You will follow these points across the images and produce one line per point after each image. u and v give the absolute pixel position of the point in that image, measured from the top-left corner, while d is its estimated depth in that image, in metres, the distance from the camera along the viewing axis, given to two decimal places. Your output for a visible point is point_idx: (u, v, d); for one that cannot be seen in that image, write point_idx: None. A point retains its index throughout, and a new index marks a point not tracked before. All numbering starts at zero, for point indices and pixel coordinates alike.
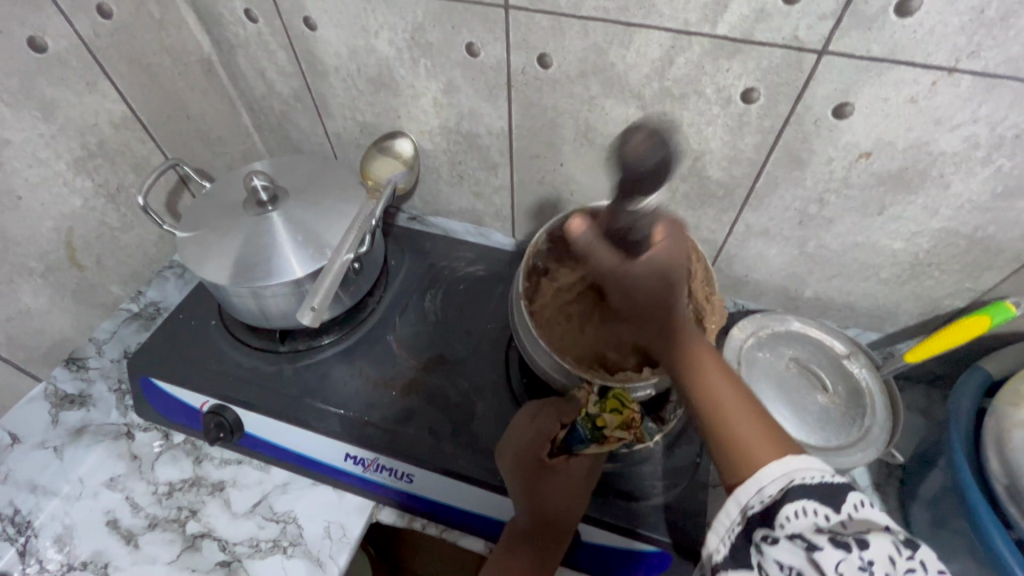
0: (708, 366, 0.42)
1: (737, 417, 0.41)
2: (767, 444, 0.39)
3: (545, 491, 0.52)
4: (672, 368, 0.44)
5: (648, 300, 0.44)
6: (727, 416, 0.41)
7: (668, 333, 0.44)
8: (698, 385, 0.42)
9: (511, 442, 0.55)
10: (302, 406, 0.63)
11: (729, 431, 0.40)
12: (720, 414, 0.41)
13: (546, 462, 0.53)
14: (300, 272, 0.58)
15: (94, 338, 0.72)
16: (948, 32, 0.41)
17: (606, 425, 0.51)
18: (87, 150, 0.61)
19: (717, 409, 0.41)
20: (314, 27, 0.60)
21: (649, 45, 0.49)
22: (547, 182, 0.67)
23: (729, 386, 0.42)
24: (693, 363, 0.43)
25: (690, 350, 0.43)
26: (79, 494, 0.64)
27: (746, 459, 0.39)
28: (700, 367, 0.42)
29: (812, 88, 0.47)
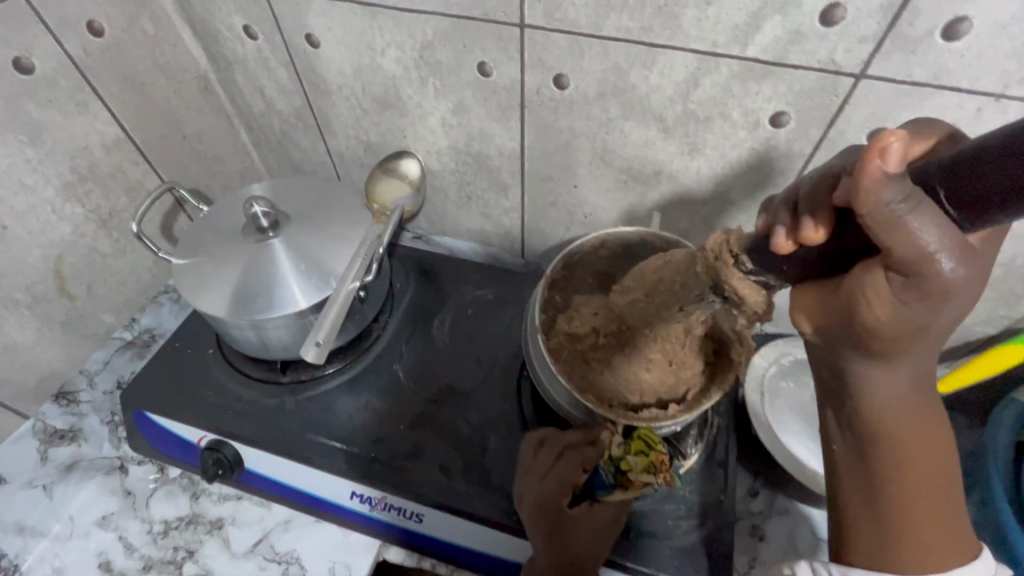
0: (912, 416, 0.36)
1: (919, 491, 0.37)
2: (940, 534, 0.37)
3: (569, 538, 0.49)
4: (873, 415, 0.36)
5: (907, 335, 0.32)
6: (907, 478, 0.37)
7: (897, 373, 0.35)
8: (892, 436, 0.36)
9: (531, 487, 0.52)
10: (305, 442, 0.60)
11: (907, 511, 0.37)
12: (906, 472, 0.37)
13: (564, 511, 0.50)
14: (304, 303, 0.55)
15: (86, 370, 0.69)
16: (998, 57, 0.38)
17: (631, 468, 0.50)
18: (77, 174, 0.58)
19: (898, 467, 0.37)
20: (317, 44, 0.57)
21: (673, 66, 0.46)
22: (559, 205, 0.64)
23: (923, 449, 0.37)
24: (900, 415, 0.36)
25: (901, 398, 0.35)
26: (69, 534, 0.61)
27: (905, 533, 0.37)
28: (898, 419, 0.36)
29: (847, 113, 0.44)
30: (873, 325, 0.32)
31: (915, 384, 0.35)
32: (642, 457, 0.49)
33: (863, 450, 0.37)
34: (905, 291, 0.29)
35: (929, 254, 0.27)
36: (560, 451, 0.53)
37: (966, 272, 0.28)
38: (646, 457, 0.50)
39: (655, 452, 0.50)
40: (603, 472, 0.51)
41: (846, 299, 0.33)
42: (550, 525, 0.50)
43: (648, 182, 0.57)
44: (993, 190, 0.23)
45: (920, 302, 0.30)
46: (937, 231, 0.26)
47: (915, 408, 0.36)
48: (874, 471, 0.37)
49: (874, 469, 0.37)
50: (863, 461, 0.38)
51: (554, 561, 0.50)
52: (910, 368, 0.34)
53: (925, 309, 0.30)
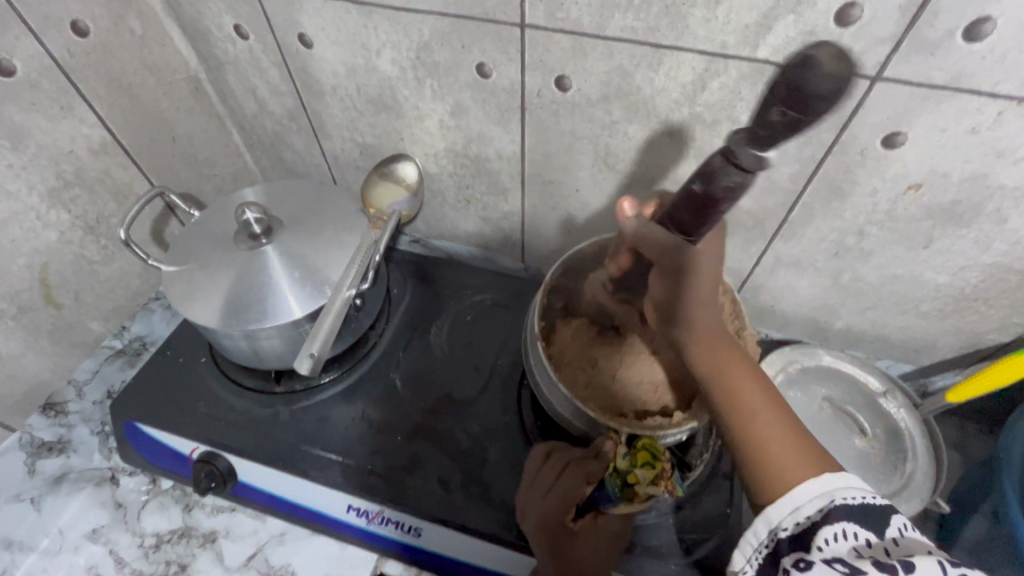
0: (731, 361, 0.43)
1: (768, 427, 0.40)
2: (795, 456, 0.39)
3: (574, 554, 0.49)
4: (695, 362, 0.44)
5: (679, 289, 0.44)
6: (755, 418, 0.40)
7: (697, 327, 0.44)
8: (724, 384, 0.42)
9: (536, 504, 0.51)
10: (299, 454, 0.58)
11: (757, 443, 0.39)
12: (749, 414, 0.40)
13: (570, 527, 0.50)
14: (298, 313, 0.53)
15: (74, 380, 0.67)
16: (1022, 59, 0.37)
17: (637, 481, 0.47)
18: (62, 180, 0.56)
19: (742, 417, 0.41)
20: (310, 44, 0.56)
21: (680, 68, 0.45)
22: (560, 208, 0.63)
23: (758, 390, 0.41)
24: (718, 358, 0.43)
25: (716, 347, 0.43)
26: (59, 548, 0.59)
27: (772, 471, 0.38)
28: (719, 364, 0.43)
29: (861, 116, 0.43)
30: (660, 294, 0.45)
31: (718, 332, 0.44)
32: (648, 465, 0.47)
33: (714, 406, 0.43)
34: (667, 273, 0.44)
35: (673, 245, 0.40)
36: (565, 465, 0.52)
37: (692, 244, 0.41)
38: (652, 465, 0.47)
39: (660, 459, 0.48)
40: (608, 485, 0.49)
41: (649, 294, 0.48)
42: (555, 542, 0.49)
43: (651, 186, 0.55)
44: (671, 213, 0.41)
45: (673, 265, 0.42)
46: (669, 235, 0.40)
47: (729, 354, 0.43)
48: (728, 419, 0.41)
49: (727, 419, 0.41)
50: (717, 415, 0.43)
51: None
52: (703, 322, 0.44)
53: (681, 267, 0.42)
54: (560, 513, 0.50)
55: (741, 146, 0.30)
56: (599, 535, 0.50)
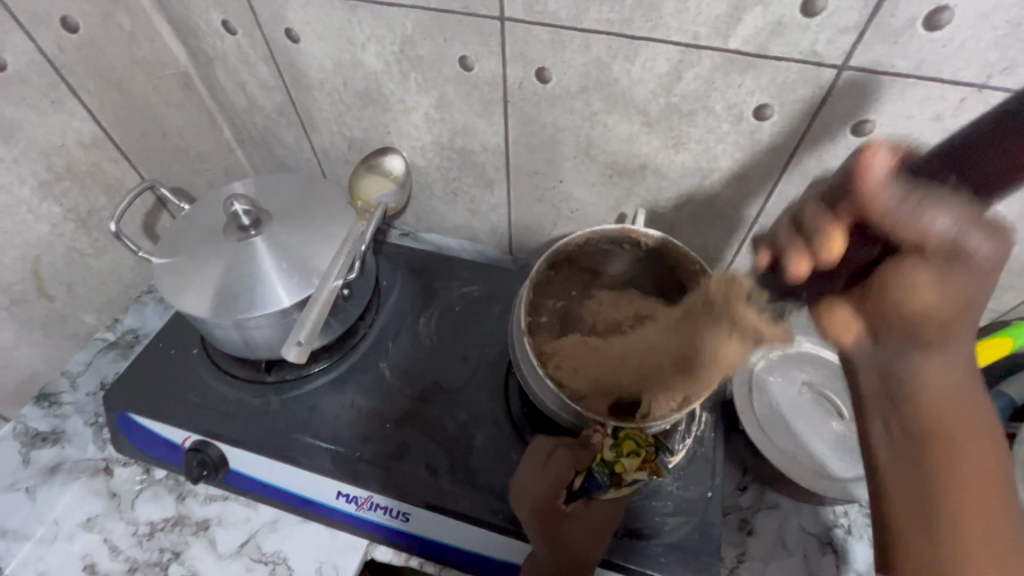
0: (958, 428, 0.34)
1: (966, 456, 0.34)
2: (984, 511, 0.34)
3: (565, 536, 0.50)
4: (923, 414, 0.35)
5: (952, 309, 0.32)
6: (961, 462, 0.34)
7: (952, 355, 0.34)
8: (926, 412, 0.35)
9: (525, 487, 0.53)
10: (290, 441, 0.59)
11: (954, 474, 0.34)
12: (954, 454, 0.34)
13: (560, 510, 0.51)
14: (286, 301, 0.54)
15: (67, 371, 0.69)
16: (980, 47, 0.38)
17: (624, 470, 0.49)
18: (53, 173, 0.57)
19: (950, 458, 0.34)
20: (296, 39, 0.57)
21: (655, 59, 0.46)
22: (545, 200, 0.64)
23: (967, 414, 0.35)
24: (960, 404, 0.35)
25: (963, 384, 0.35)
26: (54, 537, 0.60)
27: (956, 556, 0.33)
28: (944, 424, 0.34)
29: (830, 104, 0.44)
30: (912, 303, 0.33)
31: (972, 387, 0.35)
32: (632, 455, 0.49)
33: (906, 430, 0.36)
34: (939, 270, 0.31)
35: (961, 231, 0.29)
36: (552, 450, 0.54)
37: (990, 231, 0.29)
38: (637, 453, 0.49)
39: (645, 448, 0.50)
40: (597, 474, 0.50)
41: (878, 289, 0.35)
42: (545, 524, 0.51)
43: (632, 177, 0.57)
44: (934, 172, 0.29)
45: (954, 267, 0.30)
46: (949, 220, 0.28)
47: (976, 408, 0.35)
48: (913, 479, 0.35)
49: (921, 483, 0.35)
50: (904, 440, 0.36)
51: (553, 560, 0.50)
52: (949, 310, 0.32)
53: (963, 269, 0.30)
54: (550, 497, 0.51)
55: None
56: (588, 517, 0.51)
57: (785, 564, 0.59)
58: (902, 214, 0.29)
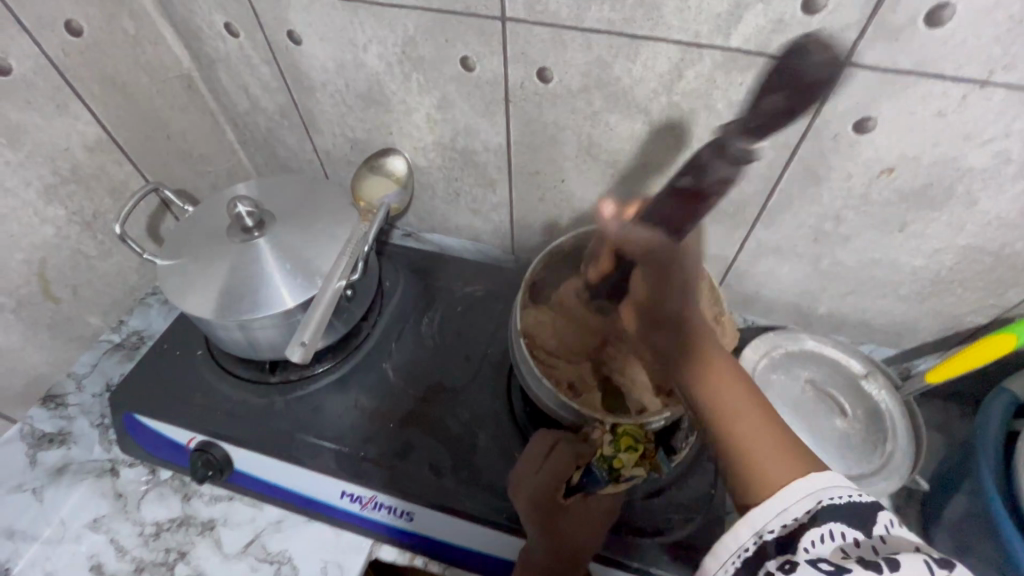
0: (713, 360, 0.42)
1: (736, 415, 0.41)
2: (773, 447, 0.39)
3: (564, 529, 0.50)
4: (687, 368, 0.43)
5: (669, 286, 0.44)
6: (738, 419, 0.40)
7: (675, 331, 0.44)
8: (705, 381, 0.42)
9: (525, 480, 0.53)
10: (294, 442, 0.60)
11: (733, 434, 0.40)
12: (725, 409, 0.41)
13: (560, 503, 0.51)
14: (290, 302, 0.55)
15: (73, 373, 0.69)
16: (982, 43, 0.38)
17: (623, 465, 0.49)
18: (59, 176, 0.58)
19: (721, 411, 0.41)
20: (298, 41, 0.57)
21: (656, 58, 0.46)
22: (548, 200, 0.64)
23: (731, 383, 0.42)
24: (701, 362, 0.42)
25: (693, 346, 0.43)
26: (61, 538, 0.61)
27: (761, 473, 0.38)
28: (710, 363, 0.42)
29: (831, 101, 0.44)
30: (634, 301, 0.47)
31: (703, 329, 0.44)
32: (630, 450, 0.49)
33: (691, 402, 0.43)
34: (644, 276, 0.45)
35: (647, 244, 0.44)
36: (552, 444, 0.54)
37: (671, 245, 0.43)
38: (636, 448, 0.50)
39: (644, 444, 0.50)
40: (596, 468, 0.50)
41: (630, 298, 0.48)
42: (543, 517, 0.51)
43: (634, 175, 0.57)
44: (660, 215, 0.42)
45: (659, 265, 0.44)
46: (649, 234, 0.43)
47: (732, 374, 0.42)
48: (703, 413, 0.42)
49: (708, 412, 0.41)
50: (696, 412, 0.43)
51: (549, 554, 0.50)
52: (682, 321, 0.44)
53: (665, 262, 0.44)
54: (550, 490, 0.52)
55: (736, 138, 0.38)
56: (587, 511, 0.52)
57: None
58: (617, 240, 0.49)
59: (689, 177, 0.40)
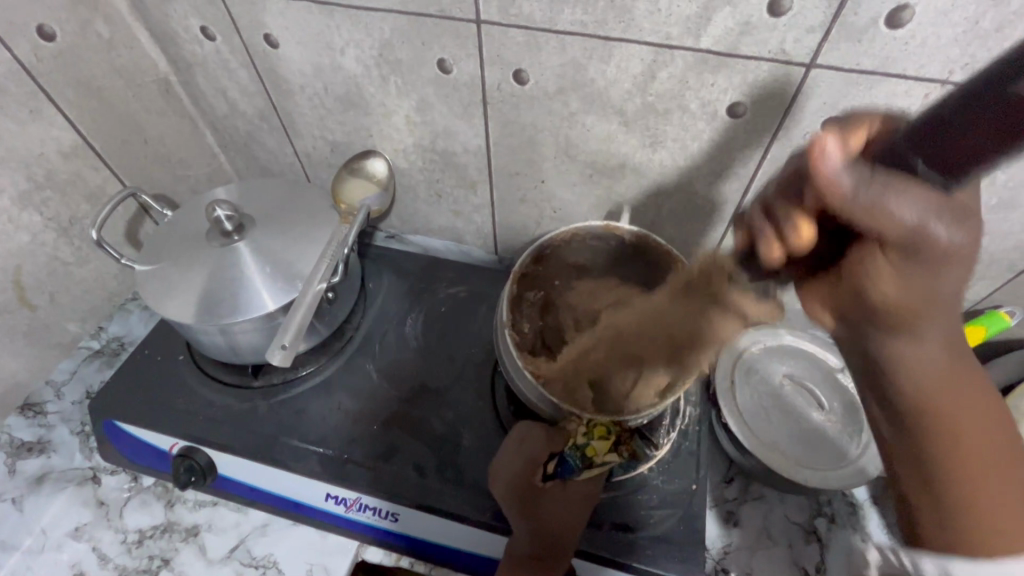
0: (963, 378, 0.40)
1: (970, 425, 0.39)
2: (1001, 459, 0.39)
3: (543, 511, 0.52)
4: (909, 382, 0.40)
5: (937, 281, 0.35)
6: (965, 427, 0.39)
7: (930, 338, 0.38)
8: (933, 401, 0.39)
9: (501, 470, 0.55)
10: (277, 445, 0.59)
11: (955, 442, 0.39)
12: (954, 423, 0.39)
13: (537, 486, 0.53)
14: (271, 305, 0.54)
15: (52, 381, 0.69)
16: (941, 44, 0.39)
17: (595, 452, 0.51)
18: (33, 182, 0.57)
19: (949, 430, 0.39)
20: (275, 44, 0.57)
21: (629, 60, 0.47)
22: (528, 200, 0.64)
23: (960, 391, 0.40)
24: (964, 370, 0.40)
25: (947, 359, 0.39)
26: (41, 547, 0.60)
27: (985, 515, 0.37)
28: (947, 390, 0.39)
29: (800, 102, 0.45)
30: (886, 297, 0.37)
31: (951, 351, 0.39)
32: (604, 440, 0.51)
33: (901, 400, 0.40)
34: (907, 252, 0.34)
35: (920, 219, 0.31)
36: (524, 433, 0.56)
37: (956, 218, 0.31)
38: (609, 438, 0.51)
39: (618, 433, 0.52)
40: (569, 456, 0.51)
41: (858, 278, 0.39)
42: (522, 502, 0.53)
43: (612, 175, 0.57)
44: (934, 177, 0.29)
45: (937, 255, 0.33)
46: (916, 209, 0.31)
47: (966, 377, 0.40)
48: (933, 426, 0.39)
49: (919, 432, 0.40)
50: (915, 420, 0.40)
51: (532, 542, 0.51)
52: (938, 331, 0.38)
53: (942, 267, 0.34)
54: (527, 476, 0.54)
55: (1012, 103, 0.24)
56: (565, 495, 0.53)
57: (771, 554, 0.60)
58: (871, 200, 0.31)
59: (988, 101, 0.25)
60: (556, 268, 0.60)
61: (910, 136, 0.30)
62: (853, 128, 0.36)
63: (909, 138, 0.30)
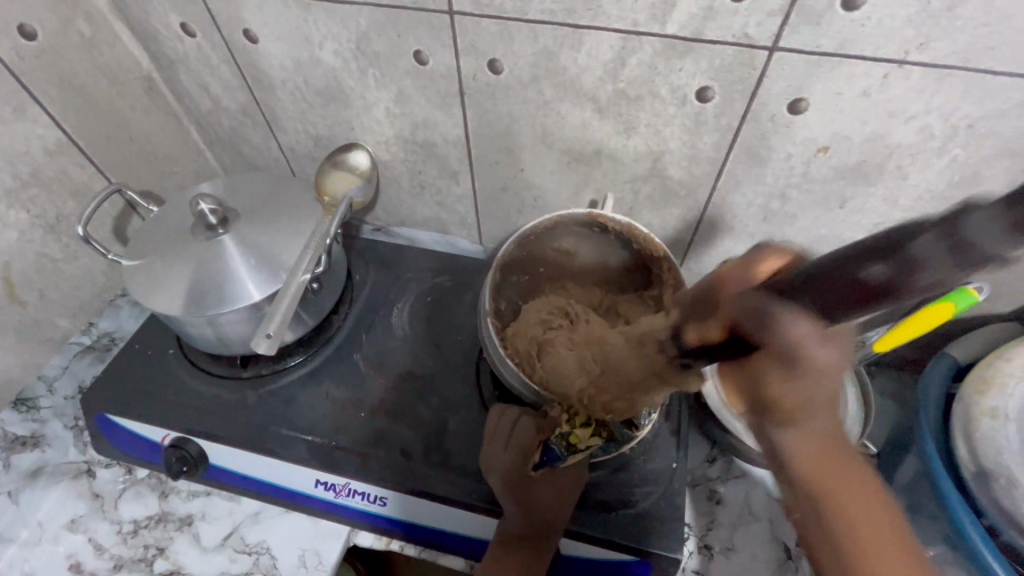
0: (844, 484, 0.31)
1: (876, 556, 0.32)
2: None
3: (535, 499, 0.53)
4: (802, 484, 0.32)
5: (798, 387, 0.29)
6: (865, 542, 0.32)
7: (818, 433, 0.31)
8: (834, 504, 0.32)
9: (491, 459, 0.55)
10: (268, 434, 0.61)
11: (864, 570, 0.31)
12: (854, 539, 0.32)
13: (530, 474, 0.54)
14: (257, 296, 0.56)
15: (44, 376, 0.70)
16: (897, 25, 0.40)
17: (579, 439, 0.55)
18: (19, 180, 0.58)
19: (859, 549, 0.32)
20: (255, 39, 0.58)
21: (599, 47, 0.48)
22: (509, 188, 0.65)
23: (870, 507, 0.32)
24: (841, 493, 0.31)
25: (829, 461, 0.31)
26: (39, 539, 0.61)
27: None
28: (836, 490, 0.31)
29: (766, 85, 0.46)
30: (767, 389, 0.30)
31: (845, 446, 0.31)
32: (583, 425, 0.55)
33: (800, 518, 0.33)
34: (786, 368, 0.28)
35: (802, 340, 0.27)
36: (513, 420, 0.56)
37: (833, 335, 0.27)
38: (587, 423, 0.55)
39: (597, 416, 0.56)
40: (554, 445, 0.55)
41: (744, 372, 0.31)
42: (514, 492, 0.53)
43: (589, 162, 0.59)
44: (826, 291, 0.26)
45: (799, 363, 0.28)
46: (805, 324, 0.27)
47: (868, 494, 0.32)
48: (818, 537, 0.33)
49: (824, 542, 0.32)
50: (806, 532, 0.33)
51: (526, 528, 0.52)
52: (829, 427, 0.30)
53: (809, 373, 0.28)
54: (519, 463, 0.54)
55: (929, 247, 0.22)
56: (554, 479, 0.54)
57: (752, 529, 0.62)
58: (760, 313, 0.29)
59: (881, 263, 0.24)
60: (539, 256, 0.62)
61: (816, 272, 0.27)
62: (759, 262, 0.36)
63: (809, 273, 0.28)
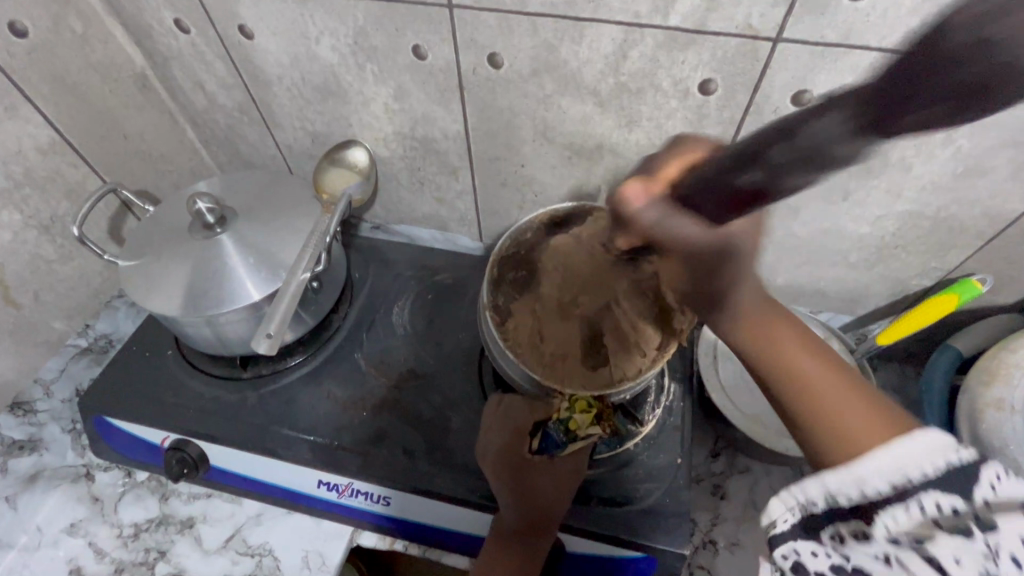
0: (778, 334, 0.36)
1: (820, 390, 0.34)
2: (868, 420, 0.33)
3: (531, 487, 0.52)
4: (746, 346, 0.36)
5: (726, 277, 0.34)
6: (809, 382, 0.35)
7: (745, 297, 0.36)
8: (767, 352, 0.35)
9: (489, 447, 0.55)
10: (269, 434, 0.60)
11: (813, 405, 0.34)
12: (793, 382, 0.35)
13: (527, 462, 0.53)
14: (257, 295, 0.55)
15: (40, 379, 0.69)
16: (902, 14, 0.40)
17: (578, 426, 0.54)
18: (12, 180, 0.57)
19: (807, 393, 0.34)
20: (250, 35, 0.57)
21: (601, 39, 0.47)
22: (509, 184, 0.65)
23: (809, 354, 0.35)
24: (773, 340, 0.36)
25: (761, 312, 0.36)
26: (38, 544, 0.60)
27: (845, 442, 0.33)
28: (773, 351, 0.36)
29: (769, 76, 0.46)
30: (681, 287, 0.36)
31: (771, 302, 0.36)
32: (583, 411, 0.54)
33: (757, 373, 0.37)
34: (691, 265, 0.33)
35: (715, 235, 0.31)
36: (510, 404, 0.56)
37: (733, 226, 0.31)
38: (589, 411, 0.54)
39: (598, 403, 0.54)
40: (553, 430, 0.53)
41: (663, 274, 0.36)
42: (511, 479, 0.53)
43: (590, 157, 0.58)
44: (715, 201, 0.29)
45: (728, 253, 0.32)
46: (695, 227, 0.31)
47: (804, 340, 0.36)
48: (770, 385, 0.36)
49: (778, 395, 0.36)
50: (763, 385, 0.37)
51: (522, 518, 0.52)
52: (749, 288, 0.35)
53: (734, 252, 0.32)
54: (516, 449, 0.54)
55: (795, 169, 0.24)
56: (552, 468, 0.53)
57: (756, 524, 0.61)
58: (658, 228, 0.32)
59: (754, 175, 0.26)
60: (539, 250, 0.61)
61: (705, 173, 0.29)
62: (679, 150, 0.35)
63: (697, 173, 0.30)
